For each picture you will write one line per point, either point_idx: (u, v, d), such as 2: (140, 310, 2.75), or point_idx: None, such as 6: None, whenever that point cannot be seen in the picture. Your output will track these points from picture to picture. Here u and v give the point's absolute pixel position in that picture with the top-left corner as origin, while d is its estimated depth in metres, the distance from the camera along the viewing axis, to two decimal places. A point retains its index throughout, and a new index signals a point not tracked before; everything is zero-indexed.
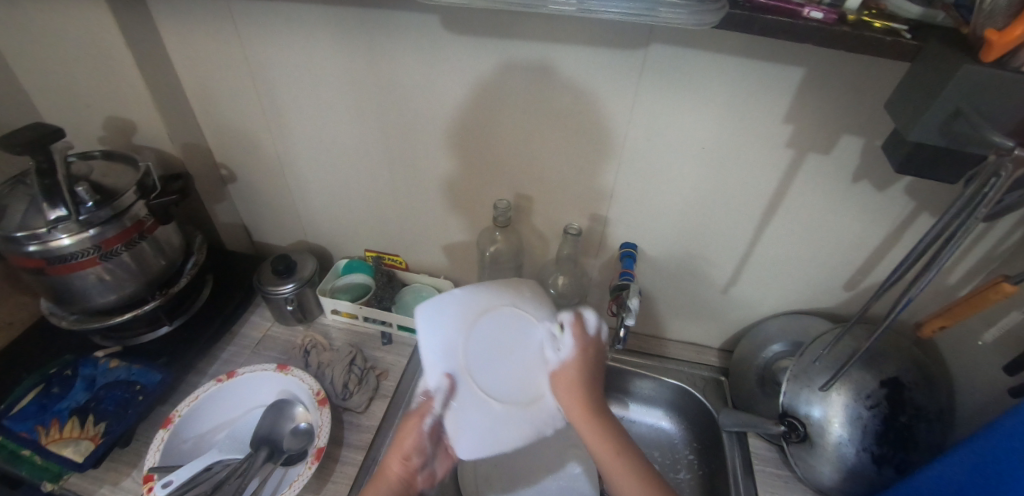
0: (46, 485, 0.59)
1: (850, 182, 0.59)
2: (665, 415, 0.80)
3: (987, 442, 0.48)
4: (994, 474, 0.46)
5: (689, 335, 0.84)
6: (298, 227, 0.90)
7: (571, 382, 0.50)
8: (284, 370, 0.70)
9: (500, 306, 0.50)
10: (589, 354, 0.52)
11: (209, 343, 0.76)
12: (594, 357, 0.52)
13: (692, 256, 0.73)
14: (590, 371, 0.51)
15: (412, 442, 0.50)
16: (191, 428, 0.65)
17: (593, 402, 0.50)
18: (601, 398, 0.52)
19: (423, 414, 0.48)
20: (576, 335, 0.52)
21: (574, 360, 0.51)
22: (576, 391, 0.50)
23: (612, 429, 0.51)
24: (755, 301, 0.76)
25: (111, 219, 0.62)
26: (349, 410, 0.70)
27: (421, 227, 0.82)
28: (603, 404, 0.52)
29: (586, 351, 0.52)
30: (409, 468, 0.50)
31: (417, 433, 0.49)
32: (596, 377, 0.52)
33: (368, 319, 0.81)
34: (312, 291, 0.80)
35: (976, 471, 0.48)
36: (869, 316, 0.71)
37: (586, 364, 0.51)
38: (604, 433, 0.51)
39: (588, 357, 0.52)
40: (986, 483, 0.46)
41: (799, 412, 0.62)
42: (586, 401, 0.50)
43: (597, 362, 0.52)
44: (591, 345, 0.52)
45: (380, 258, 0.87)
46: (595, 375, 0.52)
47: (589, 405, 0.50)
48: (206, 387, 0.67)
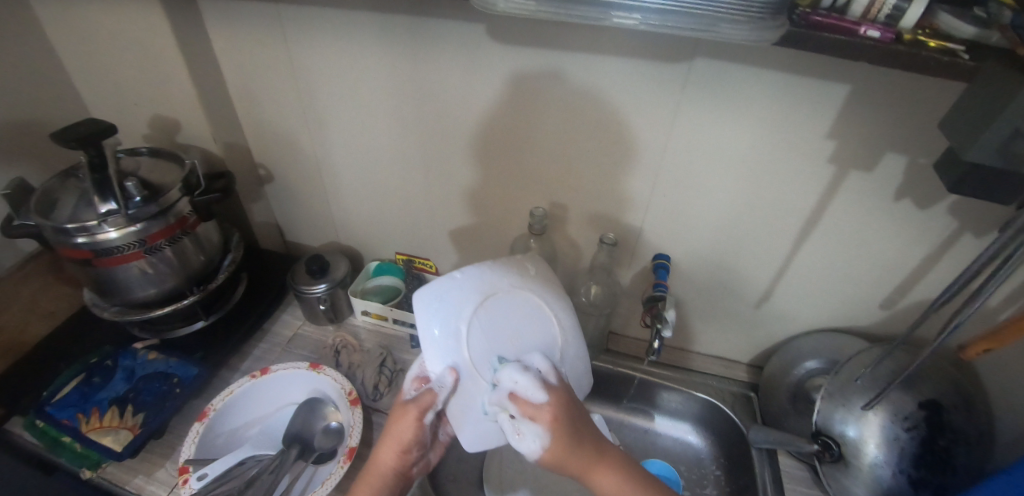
0: (86, 472, 0.60)
1: (892, 200, 0.58)
2: (692, 429, 0.80)
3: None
4: None
5: (718, 349, 0.84)
6: (331, 229, 0.91)
7: (557, 464, 0.44)
8: (316, 368, 0.71)
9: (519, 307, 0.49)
10: (559, 426, 0.44)
11: (242, 340, 0.77)
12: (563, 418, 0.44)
13: (725, 270, 0.72)
14: (560, 421, 0.44)
15: (412, 433, 0.49)
16: (226, 422, 0.66)
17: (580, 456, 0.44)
18: (585, 427, 0.46)
19: (423, 410, 0.48)
20: (513, 356, 0.45)
21: (551, 460, 0.43)
22: (568, 460, 0.44)
23: (597, 445, 0.47)
24: (787, 318, 0.75)
25: (157, 215, 0.63)
26: (379, 412, 0.70)
27: (452, 232, 0.83)
28: (583, 431, 0.45)
29: (531, 365, 0.45)
30: (406, 460, 0.51)
31: (417, 428, 0.49)
32: (548, 372, 0.46)
33: (397, 322, 0.82)
34: (343, 292, 0.81)
35: None
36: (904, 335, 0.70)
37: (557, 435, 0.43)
38: (594, 461, 0.46)
39: (538, 366, 0.45)
40: None
41: (835, 430, 0.62)
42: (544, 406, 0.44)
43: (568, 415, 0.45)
44: (535, 356, 0.46)
45: (411, 261, 0.89)
46: (569, 407, 0.45)
47: (551, 409, 0.44)
48: (241, 382, 0.68)
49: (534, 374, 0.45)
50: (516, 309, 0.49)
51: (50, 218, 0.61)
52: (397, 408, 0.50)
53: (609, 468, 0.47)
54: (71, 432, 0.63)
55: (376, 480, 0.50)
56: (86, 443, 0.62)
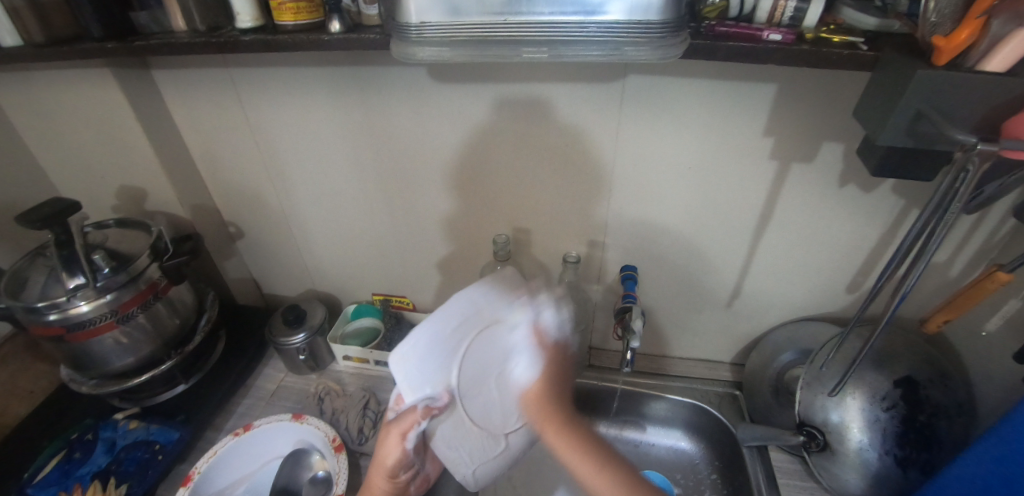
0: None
1: (836, 187, 0.60)
2: (684, 435, 0.79)
3: (1004, 432, 0.48)
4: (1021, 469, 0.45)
5: (699, 351, 0.84)
6: (306, 277, 0.92)
7: (538, 397, 0.46)
8: (299, 418, 0.70)
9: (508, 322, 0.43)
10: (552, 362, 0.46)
11: (225, 397, 0.77)
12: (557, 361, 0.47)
13: (692, 273, 0.73)
14: (552, 367, 0.46)
15: (394, 460, 0.51)
16: (212, 483, 0.64)
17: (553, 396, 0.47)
18: (564, 389, 0.48)
19: (403, 431, 0.49)
20: (533, 352, 0.45)
21: (534, 379, 0.46)
22: (544, 403, 0.47)
23: (573, 422, 0.47)
24: (761, 312, 0.76)
25: (128, 283, 0.64)
26: (366, 455, 0.70)
27: (425, 267, 0.84)
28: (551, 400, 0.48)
29: (550, 361, 0.46)
30: (398, 485, 0.54)
31: (400, 450, 0.50)
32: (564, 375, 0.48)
33: (379, 363, 0.82)
34: (323, 339, 0.82)
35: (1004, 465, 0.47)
36: (875, 315, 0.71)
37: (548, 363, 0.46)
38: (566, 417, 0.47)
39: (550, 368, 0.46)
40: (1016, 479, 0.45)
41: (817, 419, 0.62)
42: (550, 408, 0.47)
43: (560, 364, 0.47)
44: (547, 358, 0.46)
45: (387, 301, 0.89)
46: (570, 417, 0.47)
47: (560, 412, 0.47)
48: (223, 442, 0.67)
49: (552, 365, 0.46)
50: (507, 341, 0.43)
51: (20, 299, 0.61)
52: (381, 431, 0.52)
53: (581, 441, 0.46)
54: None
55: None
56: None
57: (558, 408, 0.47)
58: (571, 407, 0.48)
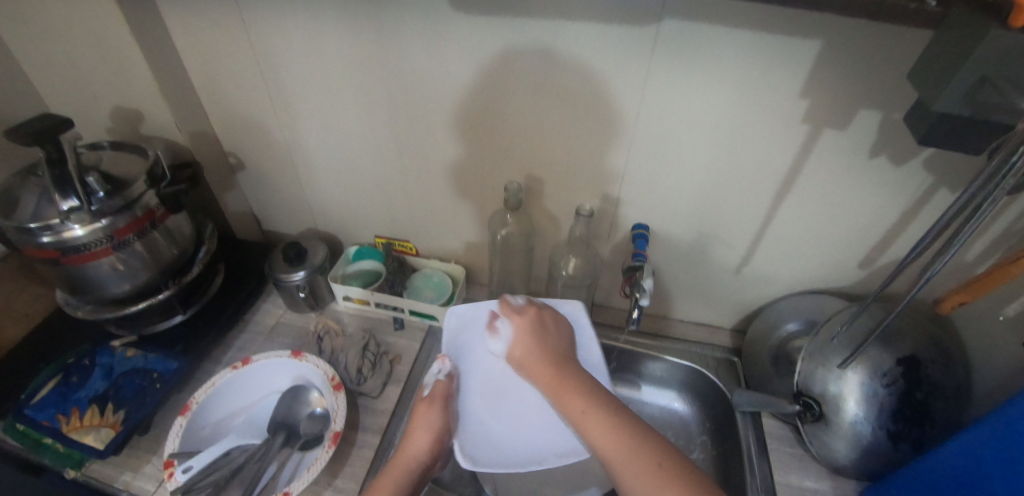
0: (69, 472, 0.58)
1: (866, 158, 0.58)
2: (678, 396, 0.81)
3: (982, 434, 0.48)
4: (1011, 449, 0.44)
5: (701, 315, 0.84)
6: (308, 215, 0.89)
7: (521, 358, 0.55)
8: (298, 355, 0.66)
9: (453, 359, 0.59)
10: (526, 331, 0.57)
11: (224, 330, 0.74)
12: (537, 321, 0.58)
13: (705, 236, 0.72)
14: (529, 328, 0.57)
15: (433, 422, 0.53)
16: (209, 413, 0.61)
17: (541, 356, 0.54)
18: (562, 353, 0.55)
19: (443, 394, 0.55)
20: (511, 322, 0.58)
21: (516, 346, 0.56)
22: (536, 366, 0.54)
23: (587, 393, 0.50)
24: (768, 281, 0.75)
25: (123, 209, 0.61)
26: (364, 395, 0.68)
27: (430, 212, 0.82)
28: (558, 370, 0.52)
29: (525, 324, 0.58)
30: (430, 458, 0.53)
31: (443, 415, 0.54)
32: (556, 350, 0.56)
33: (379, 305, 0.81)
34: (323, 278, 0.80)
35: (997, 446, 0.46)
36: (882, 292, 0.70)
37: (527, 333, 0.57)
38: (575, 386, 0.51)
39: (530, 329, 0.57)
40: (1005, 458, 0.44)
41: (815, 391, 0.62)
42: (551, 369, 0.53)
43: (547, 323, 0.58)
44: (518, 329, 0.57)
45: (391, 245, 0.87)
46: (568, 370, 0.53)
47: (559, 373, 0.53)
48: (221, 373, 0.63)
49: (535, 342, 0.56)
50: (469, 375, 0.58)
51: (12, 218, 0.59)
52: (419, 405, 0.55)
53: (597, 408, 0.49)
54: (52, 432, 0.59)
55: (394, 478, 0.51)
56: (68, 442, 0.58)
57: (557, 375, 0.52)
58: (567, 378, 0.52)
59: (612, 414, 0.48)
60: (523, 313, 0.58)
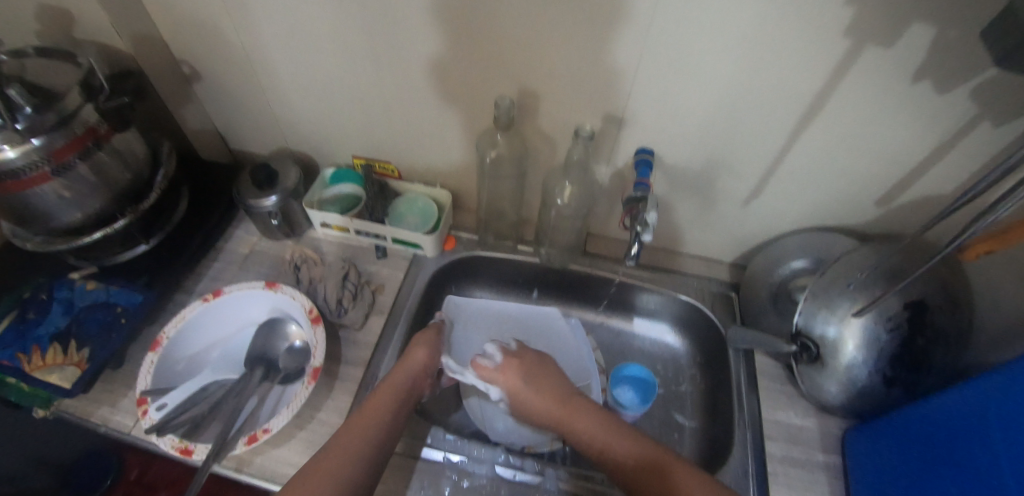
0: (39, 410, 0.56)
1: (908, 83, 0.49)
2: (670, 329, 0.79)
3: (996, 380, 0.44)
4: (1013, 408, 0.41)
5: (703, 249, 0.78)
6: (275, 132, 0.81)
7: (515, 396, 0.59)
8: (273, 287, 0.63)
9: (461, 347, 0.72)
10: (514, 370, 0.60)
11: (193, 260, 0.70)
12: (519, 369, 0.60)
13: (714, 165, 0.64)
14: (517, 374, 0.59)
15: (424, 355, 0.59)
16: (182, 348, 0.59)
17: (537, 392, 0.58)
18: (555, 383, 0.59)
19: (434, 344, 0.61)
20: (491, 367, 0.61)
21: (506, 388, 0.59)
22: (532, 398, 0.58)
23: (581, 410, 0.56)
24: (778, 215, 0.69)
25: (58, 126, 0.51)
26: (345, 327, 0.66)
27: (409, 133, 0.73)
28: (541, 375, 0.59)
29: (511, 372, 0.60)
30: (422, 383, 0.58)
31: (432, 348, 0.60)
32: (545, 377, 0.60)
33: (360, 233, 0.76)
34: (297, 202, 0.74)
35: (999, 403, 0.43)
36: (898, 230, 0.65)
37: (517, 375, 0.59)
38: (579, 414, 0.56)
39: (521, 366, 0.60)
40: (1005, 416, 0.42)
41: (814, 332, 0.60)
42: (542, 396, 0.58)
43: (532, 364, 0.61)
44: (505, 367, 0.60)
45: (370, 166, 0.79)
46: (562, 396, 0.58)
47: (558, 401, 0.57)
48: (192, 306, 0.60)
49: (523, 377, 0.59)
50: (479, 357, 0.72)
51: None
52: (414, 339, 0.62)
53: (600, 431, 0.54)
54: (14, 372, 0.57)
55: (381, 398, 0.53)
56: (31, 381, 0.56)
57: (550, 402, 0.57)
58: (565, 400, 0.57)
59: (612, 429, 0.54)
60: (507, 363, 0.60)
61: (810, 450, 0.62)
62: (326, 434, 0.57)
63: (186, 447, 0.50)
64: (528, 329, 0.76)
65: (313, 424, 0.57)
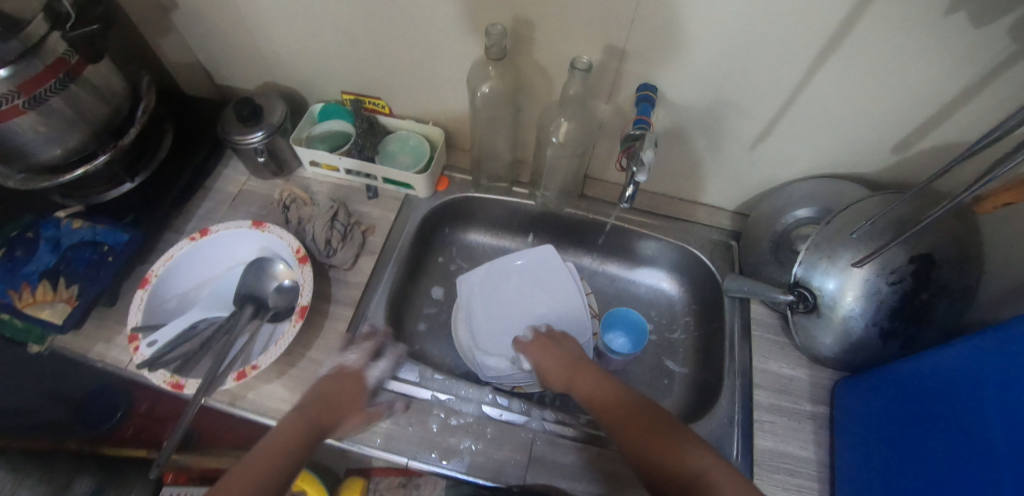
0: (35, 346, 0.58)
1: (944, 12, 0.43)
2: (667, 276, 0.77)
3: (960, 354, 0.46)
4: (1012, 371, 0.39)
5: (706, 196, 0.74)
6: (256, 65, 0.76)
7: (539, 365, 0.61)
8: (260, 226, 0.62)
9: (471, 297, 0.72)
10: (540, 341, 0.63)
11: (180, 200, 0.69)
12: (547, 341, 0.63)
13: (721, 104, 0.59)
14: (543, 349, 0.62)
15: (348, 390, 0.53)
16: (173, 286, 0.59)
17: (558, 362, 0.60)
18: (581, 361, 0.60)
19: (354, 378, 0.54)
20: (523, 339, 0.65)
21: (531, 358, 0.62)
22: (552, 367, 0.60)
23: (598, 382, 0.57)
24: (788, 160, 0.64)
25: (28, 54, 0.46)
26: (335, 267, 0.65)
27: (396, 68, 0.68)
28: (568, 351, 0.61)
29: (535, 345, 0.63)
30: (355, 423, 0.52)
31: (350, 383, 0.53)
32: (568, 351, 0.61)
33: (351, 173, 0.73)
34: (285, 140, 0.71)
35: (997, 364, 0.41)
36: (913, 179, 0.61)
37: (541, 347, 0.62)
38: (595, 385, 0.56)
39: (546, 340, 0.63)
40: (1002, 377, 0.40)
41: (812, 283, 0.58)
42: (562, 364, 0.60)
43: (560, 340, 0.63)
44: (532, 341, 0.64)
45: (359, 103, 0.75)
46: (580, 367, 0.59)
47: (574, 370, 0.58)
48: (180, 245, 0.60)
49: (546, 349, 0.62)
50: (488, 307, 0.72)
51: None
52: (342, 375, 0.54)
53: (612, 402, 0.54)
54: (5, 308, 0.57)
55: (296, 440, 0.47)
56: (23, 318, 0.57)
57: (569, 369, 0.59)
58: (582, 369, 0.58)
59: (626, 404, 0.53)
60: (537, 336, 0.64)
61: (797, 399, 0.62)
62: (317, 372, 0.58)
63: (178, 382, 0.51)
64: (533, 276, 0.74)
65: (305, 361, 0.59)
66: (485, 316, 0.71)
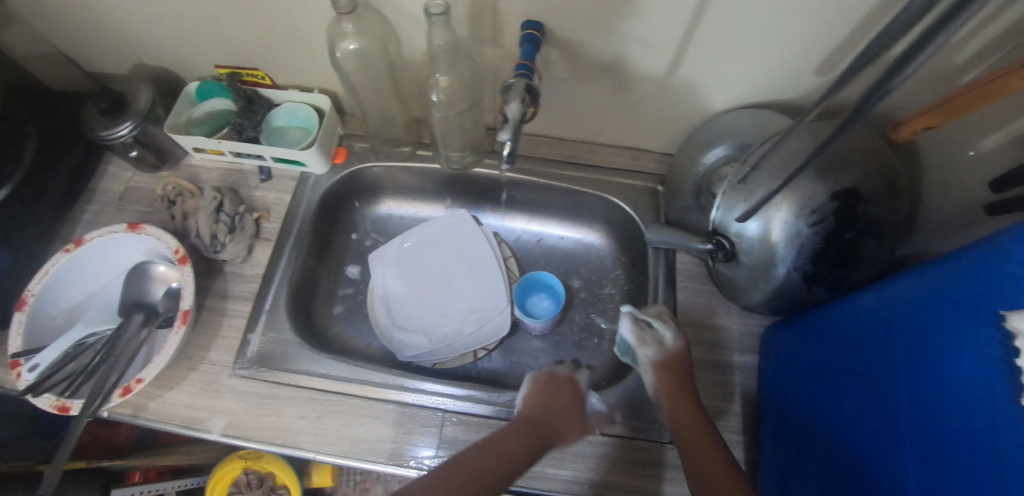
0: None
1: None
2: (594, 229, 0.72)
3: (902, 288, 0.36)
4: (918, 328, 0.34)
5: (626, 138, 0.67)
6: (114, 46, 0.68)
7: (665, 382, 0.51)
8: (135, 229, 0.58)
9: (386, 272, 0.70)
10: (669, 362, 0.52)
11: (57, 207, 0.65)
12: (682, 367, 0.52)
13: (617, 34, 0.51)
14: (675, 379, 0.51)
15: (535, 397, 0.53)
16: (54, 304, 0.56)
17: (677, 394, 0.50)
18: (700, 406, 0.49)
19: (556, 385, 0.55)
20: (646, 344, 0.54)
21: (654, 373, 0.52)
22: (670, 388, 0.50)
23: (707, 438, 0.46)
24: (704, 90, 0.56)
25: None
26: (229, 261, 0.62)
27: (259, 32, 0.60)
28: (691, 391, 0.50)
29: (682, 355, 0.53)
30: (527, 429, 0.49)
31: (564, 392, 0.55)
32: (689, 390, 0.50)
33: (238, 155, 0.67)
34: (161, 129, 0.65)
35: (902, 316, 0.35)
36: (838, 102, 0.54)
37: (676, 372, 0.51)
38: (706, 440, 0.45)
39: (677, 366, 0.52)
40: (908, 336, 0.34)
41: (731, 229, 0.52)
42: (672, 397, 0.49)
43: (683, 371, 0.52)
44: (680, 353, 0.53)
45: (236, 76, 0.67)
46: (687, 411, 0.48)
47: (699, 417, 0.48)
48: (53, 260, 0.56)
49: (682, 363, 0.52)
50: (403, 281, 0.69)
51: None
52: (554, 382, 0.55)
53: (717, 463, 0.43)
54: None
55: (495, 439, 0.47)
56: None
57: (686, 406, 0.48)
58: (699, 418, 0.47)
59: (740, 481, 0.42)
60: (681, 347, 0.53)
61: (726, 350, 0.59)
62: (219, 373, 0.56)
63: (64, 404, 0.50)
64: (450, 245, 0.71)
65: (204, 364, 0.57)
66: (401, 292, 0.69)
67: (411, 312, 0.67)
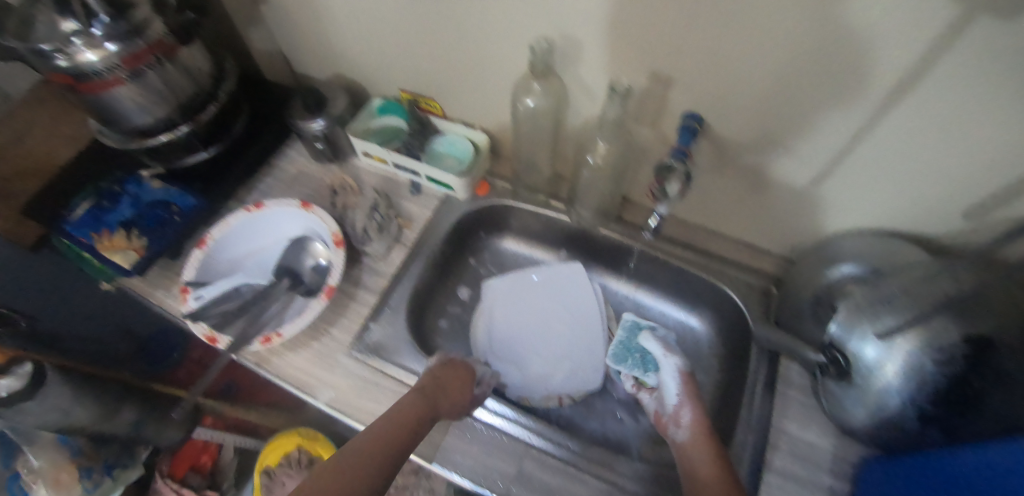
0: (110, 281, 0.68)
1: None
2: (697, 312, 0.75)
3: None
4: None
5: (749, 234, 0.71)
6: (327, 59, 0.82)
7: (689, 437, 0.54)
8: (307, 207, 0.67)
9: (493, 303, 0.75)
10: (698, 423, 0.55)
11: (244, 174, 0.77)
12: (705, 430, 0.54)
13: (771, 143, 0.56)
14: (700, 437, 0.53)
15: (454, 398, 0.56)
16: (226, 250, 0.66)
17: (703, 448, 0.51)
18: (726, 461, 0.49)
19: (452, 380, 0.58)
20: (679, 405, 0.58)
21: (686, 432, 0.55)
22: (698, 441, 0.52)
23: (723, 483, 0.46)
24: (842, 208, 0.60)
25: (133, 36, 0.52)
26: (368, 254, 0.69)
27: (449, 74, 0.71)
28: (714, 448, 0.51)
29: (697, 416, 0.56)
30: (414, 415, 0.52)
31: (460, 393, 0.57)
32: (709, 445, 0.51)
33: (398, 167, 0.77)
34: (343, 130, 0.76)
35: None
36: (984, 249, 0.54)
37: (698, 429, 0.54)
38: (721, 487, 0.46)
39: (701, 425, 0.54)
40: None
41: (848, 348, 0.52)
42: (697, 447, 0.51)
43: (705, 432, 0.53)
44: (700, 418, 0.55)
45: (415, 101, 0.78)
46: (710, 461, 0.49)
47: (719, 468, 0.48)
48: (237, 215, 0.66)
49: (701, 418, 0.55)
50: (507, 315, 0.74)
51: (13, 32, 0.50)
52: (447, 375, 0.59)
53: None
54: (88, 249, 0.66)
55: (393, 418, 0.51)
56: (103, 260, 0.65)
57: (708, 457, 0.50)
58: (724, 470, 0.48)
59: None
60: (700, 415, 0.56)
61: (817, 469, 0.57)
62: (335, 349, 0.62)
63: (213, 336, 0.59)
64: (556, 293, 0.76)
65: (326, 337, 0.63)
66: (504, 324, 0.73)
67: (510, 345, 0.71)
